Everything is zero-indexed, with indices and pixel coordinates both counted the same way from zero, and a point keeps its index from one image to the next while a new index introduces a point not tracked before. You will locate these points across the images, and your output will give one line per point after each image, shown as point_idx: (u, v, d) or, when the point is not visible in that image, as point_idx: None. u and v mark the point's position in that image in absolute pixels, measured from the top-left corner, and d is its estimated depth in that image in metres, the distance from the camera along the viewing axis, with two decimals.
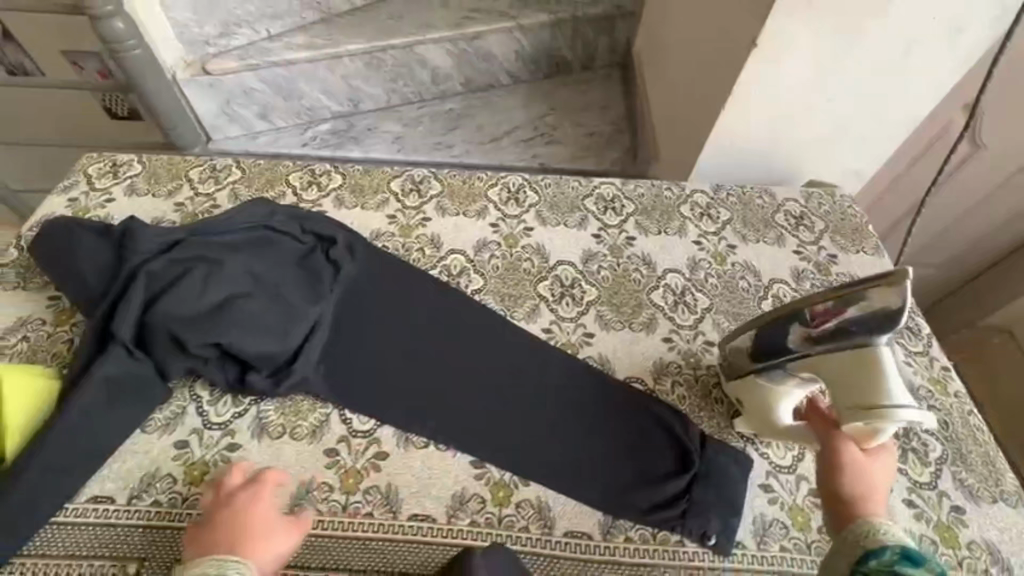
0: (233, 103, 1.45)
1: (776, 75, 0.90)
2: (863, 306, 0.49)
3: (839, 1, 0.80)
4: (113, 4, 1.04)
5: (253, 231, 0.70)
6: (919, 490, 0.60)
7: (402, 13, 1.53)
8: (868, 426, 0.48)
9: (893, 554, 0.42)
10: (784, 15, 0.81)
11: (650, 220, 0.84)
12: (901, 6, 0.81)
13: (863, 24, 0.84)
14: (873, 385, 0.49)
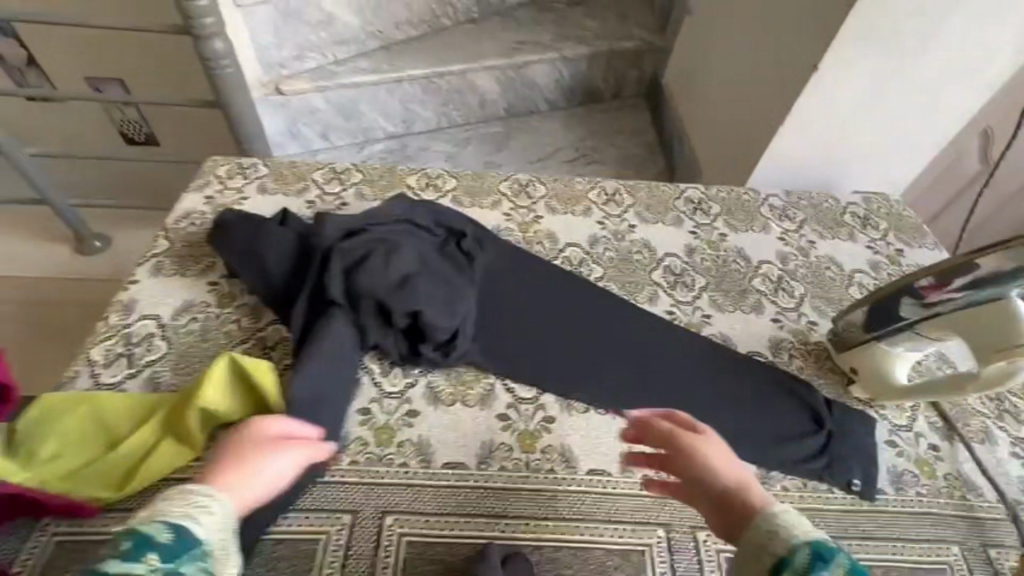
0: (298, 122, 1.52)
1: (835, 90, 1.01)
2: (987, 267, 0.57)
3: (897, 28, 0.92)
4: (218, 25, 1.11)
5: (406, 220, 0.74)
6: (1020, 443, 0.67)
7: (455, 43, 1.64)
8: (1010, 364, 0.57)
9: (803, 556, 0.39)
10: (846, 42, 0.93)
11: (736, 219, 0.93)
12: (948, 34, 0.94)
13: (913, 49, 0.96)
14: (1007, 330, 0.56)
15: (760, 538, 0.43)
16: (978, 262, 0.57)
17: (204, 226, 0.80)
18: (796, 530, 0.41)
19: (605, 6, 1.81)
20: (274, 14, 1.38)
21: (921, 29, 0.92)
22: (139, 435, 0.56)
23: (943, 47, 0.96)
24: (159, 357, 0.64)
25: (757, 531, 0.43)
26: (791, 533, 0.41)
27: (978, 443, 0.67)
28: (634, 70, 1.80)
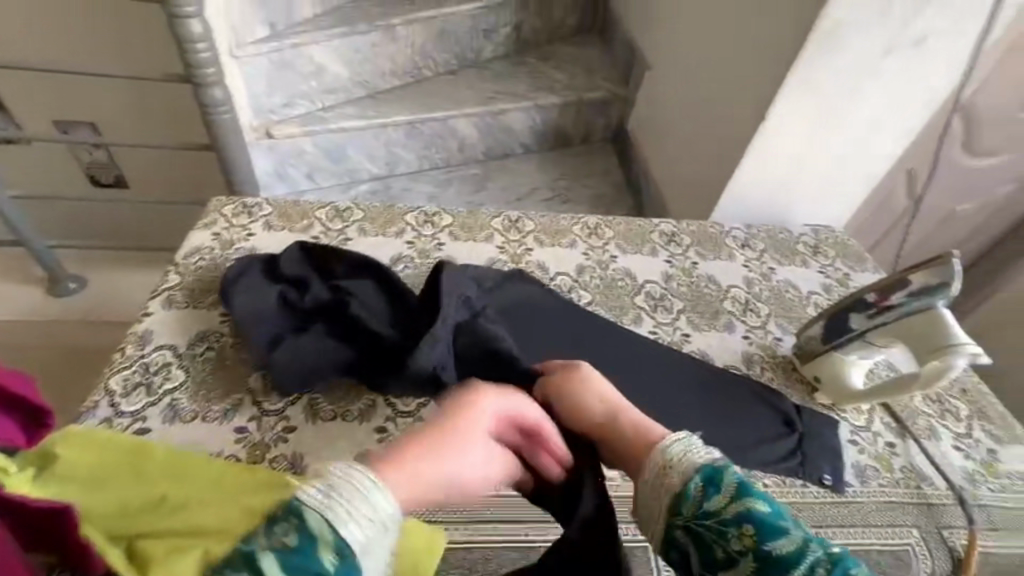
0: (285, 164, 1.57)
1: (790, 118, 1.13)
2: (923, 281, 0.68)
3: (840, 64, 1.05)
4: (217, 75, 1.17)
5: (466, 296, 0.76)
6: (960, 437, 0.77)
7: (436, 92, 1.76)
8: (942, 363, 0.66)
9: (697, 487, 0.47)
10: (792, 85, 1.07)
11: (705, 249, 1.04)
12: (879, 77, 1.08)
13: (851, 90, 1.09)
14: (939, 334, 0.67)
15: (656, 476, 0.50)
16: (910, 278, 0.69)
17: (212, 261, 0.83)
18: (686, 461, 0.49)
19: (574, 60, 1.98)
20: (267, 64, 1.46)
21: (852, 81, 1.08)
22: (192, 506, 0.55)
23: (877, 88, 1.10)
24: (177, 385, 0.67)
25: (650, 465, 0.51)
26: (684, 465, 0.49)
27: (926, 439, 0.76)
28: (602, 117, 1.95)
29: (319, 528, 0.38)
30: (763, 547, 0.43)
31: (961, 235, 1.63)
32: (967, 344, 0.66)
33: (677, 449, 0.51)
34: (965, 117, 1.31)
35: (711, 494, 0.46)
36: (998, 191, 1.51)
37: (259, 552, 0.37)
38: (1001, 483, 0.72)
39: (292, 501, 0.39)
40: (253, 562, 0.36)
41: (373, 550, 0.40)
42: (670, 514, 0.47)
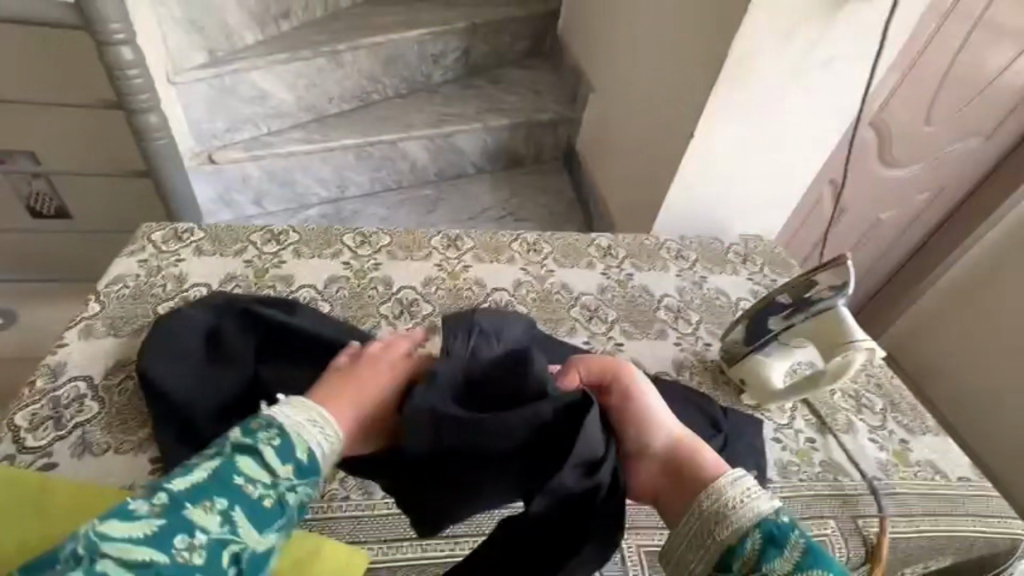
0: (230, 191, 1.56)
1: (715, 136, 1.21)
2: (822, 284, 0.73)
3: (755, 85, 1.13)
4: (152, 101, 1.16)
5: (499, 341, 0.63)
6: (876, 430, 0.82)
7: (385, 115, 1.78)
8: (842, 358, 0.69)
9: (755, 542, 0.49)
10: (714, 103, 1.15)
11: (641, 261, 1.07)
12: (795, 97, 1.15)
13: (769, 109, 1.17)
14: (838, 332, 0.71)
15: (706, 520, 0.51)
16: (816, 279, 0.74)
17: (137, 288, 0.81)
18: (744, 514, 0.50)
19: (522, 83, 2.03)
20: (206, 90, 1.45)
21: (768, 100, 1.16)
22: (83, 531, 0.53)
23: (793, 107, 1.17)
24: (89, 417, 0.65)
25: (705, 508, 0.52)
26: (740, 516, 0.50)
27: (844, 434, 0.80)
28: (551, 138, 2.01)
29: (297, 434, 0.50)
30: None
31: (887, 241, 1.74)
32: (864, 339, 0.70)
33: (734, 496, 0.52)
34: (879, 131, 1.41)
35: (771, 555, 0.48)
36: (916, 198, 1.62)
37: (247, 448, 0.49)
38: (912, 471, 0.76)
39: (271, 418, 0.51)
40: (247, 452, 0.48)
41: (327, 459, 0.52)
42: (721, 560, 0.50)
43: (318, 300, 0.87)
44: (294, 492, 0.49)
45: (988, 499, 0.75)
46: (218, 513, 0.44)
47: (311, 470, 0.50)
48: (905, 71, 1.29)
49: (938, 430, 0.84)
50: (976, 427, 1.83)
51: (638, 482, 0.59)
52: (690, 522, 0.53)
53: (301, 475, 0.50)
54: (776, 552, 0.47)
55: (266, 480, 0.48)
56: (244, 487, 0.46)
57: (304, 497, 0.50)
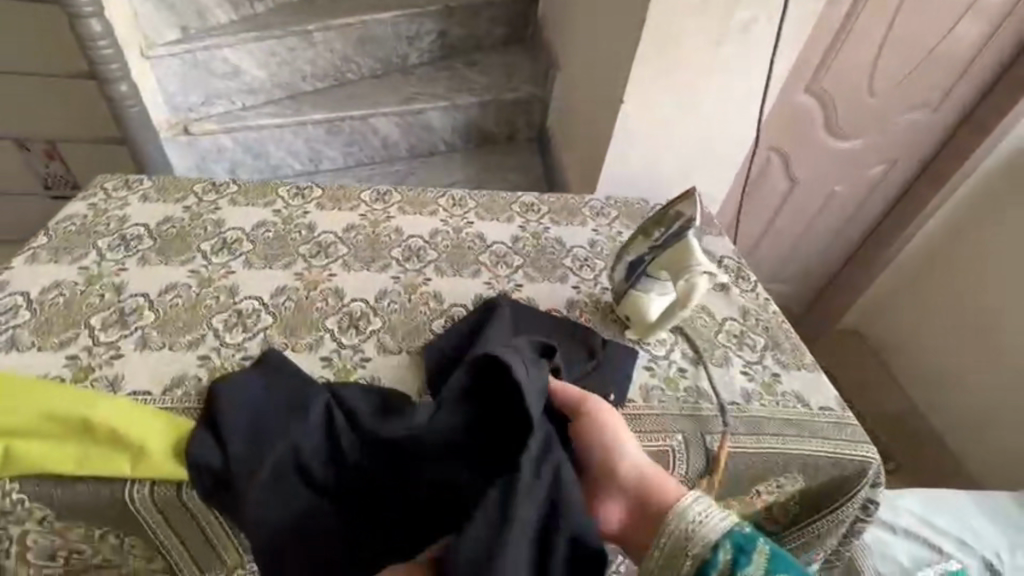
0: (206, 160, 1.67)
1: (642, 102, 1.25)
2: (674, 218, 0.79)
3: (674, 50, 1.17)
4: (122, 71, 1.32)
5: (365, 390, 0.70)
6: (750, 365, 0.86)
7: (359, 94, 1.83)
8: (686, 284, 0.75)
9: (728, 555, 0.54)
10: (638, 69, 1.19)
11: (561, 216, 1.13)
12: (715, 60, 1.19)
13: (693, 72, 1.21)
14: (685, 261, 0.76)
15: (677, 539, 0.57)
16: (673, 213, 0.80)
17: (83, 225, 0.92)
18: (709, 530, 0.56)
19: (498, 65, 2.03)
20: (180, 65, 1.57)
21: (691, 67, 1.20)
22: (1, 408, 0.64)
23: (715, 71, 1.21)
24: (22, 322, 0.76)
25: (679, 527, 0.57)
26: (707, 530, 0.56)
27: (717, 366, 0.85)
28: (526, 116, 2.00)
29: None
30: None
31: (846, 214, 1.74)
32: (706, 266, 0.75)
33: (697, 512, 0.57)
34: (819, 100, 1.44)
35: (744, 562, 0.53)
36: (870, 171, 1.63)
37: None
38: (773, 399, 0.82)
39: None
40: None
41: None
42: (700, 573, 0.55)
43: (243, 240, 0.94)
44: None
45: (843, 426, 0.80)
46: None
47: None
48: (836, 39, 1.32)
49: (814, 367, 0.88)
50: (936, 402, 1.83)
51: (605, 514, 0.63)
52: (664, 543, 0.57)
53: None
54: (748, 558, 0.53)
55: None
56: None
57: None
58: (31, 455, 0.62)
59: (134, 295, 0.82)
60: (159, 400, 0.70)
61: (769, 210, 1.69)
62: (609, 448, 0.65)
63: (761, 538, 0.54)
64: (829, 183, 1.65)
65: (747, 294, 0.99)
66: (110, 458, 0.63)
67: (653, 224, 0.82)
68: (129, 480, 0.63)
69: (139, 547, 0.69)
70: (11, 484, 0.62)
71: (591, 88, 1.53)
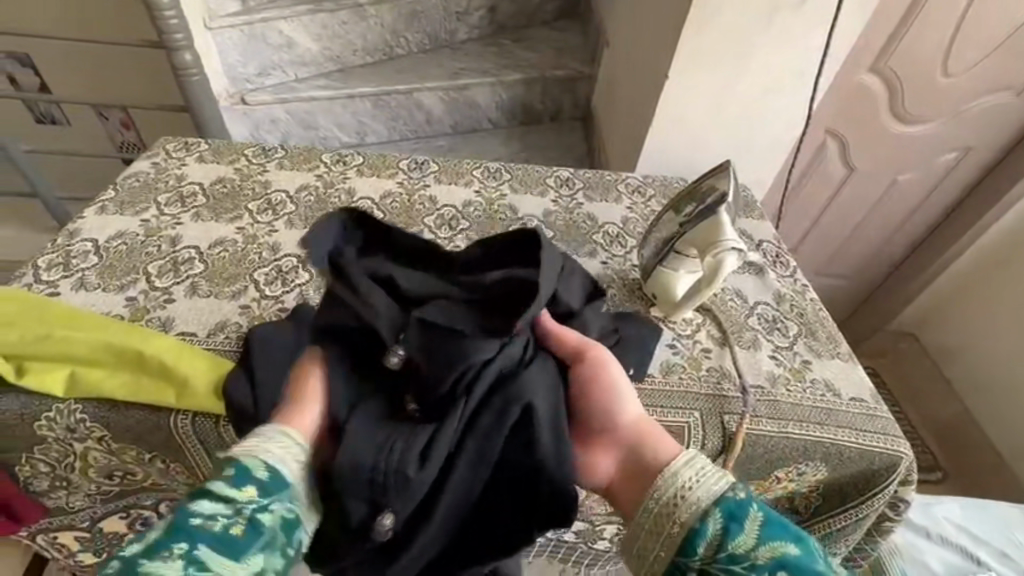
0: (261, 130, 1.75)
1: (689, 78, 1.20)
2: (706, 193, 0.77)
3: (725, 24, 1.12)
4: (185, 41, 1.40)
5: None
6: (780, 350, 0.84)
7: (405, 68, 1.85)
8: (715, 259, 0.74)
9: (717, 524, 0.47)
10: (685, 44, 1.15)
11: (595, 193, 1.11)
12: (768, 35, 1.14)
13: (744, 47, 1.16)
14: (716, 236, 0.74)
15: (664, 505, 0.50)
16: (701, 191, 0.78)
17: (145, 182, 0.99)
18: (699, 495, 0.49)
19: (546, 42, 2.00)
20: (239, 37, 1.64)
21: (743, 41, 1.15)
22: (66, 342, 0.71)
23: (766, 48, 1.16)
24: (90, 266, 0.84)
25: (665, 496, 0.50)
26: (699, 496, 0.49)
27: (744, 348, 0.83)
28: (569, 95, 1.97)
29: (251, 458, 0.49)
30: None
31: (908, 206, 1.63)
32: (734, 244, 0.74)
33: (689, 478, 0.51)
34: (884, 80, 1.35)
35: (734, 531, 0.46)
36: (938, 159, 1.51)
37: (203, 483, 0.47)
38: (802, 385, 0.79)
39: (231, 458, 0.50)
40: (199, 490, 0.46)
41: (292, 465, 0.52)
42: (686, 550, 0.48)
43: (287, 202, 0.99)
44: (267, 513, 0.48)
45: (873, 418, 0.77)
46: (180, 558, 0.42)
47: (278, 483, 0.49)
48: (905, 16, 1.23)
49: (849, 358, 0.85)
50: (996, 416, 1.69)
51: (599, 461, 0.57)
52: (649, 514, 0.51)
53: (269, 496, 0.48)
54: (740, 526, 0.46)
55: (229, 512, 0.46)
56: (206, 525, 0.44)
57: (285, 514, 0.49)
58: (92, 379, 0.69)
59: (188, 247, 0.88)
60: (203, 341, 0.76)
61: (821, 198, 1.61)
62: (606, 398, 0.60)
63: (754, 502, 0.48)
64: (890, 172, 1.54)
65: (783, 279, 0.95)
66: (158, 390, 0.69)
67: (684, 196, 0.80)
68: (175, 410, 0.70)
69: (184, 473, 0.76)
70: (77, 406, 0.70)
71: (639, 61, 1.49)
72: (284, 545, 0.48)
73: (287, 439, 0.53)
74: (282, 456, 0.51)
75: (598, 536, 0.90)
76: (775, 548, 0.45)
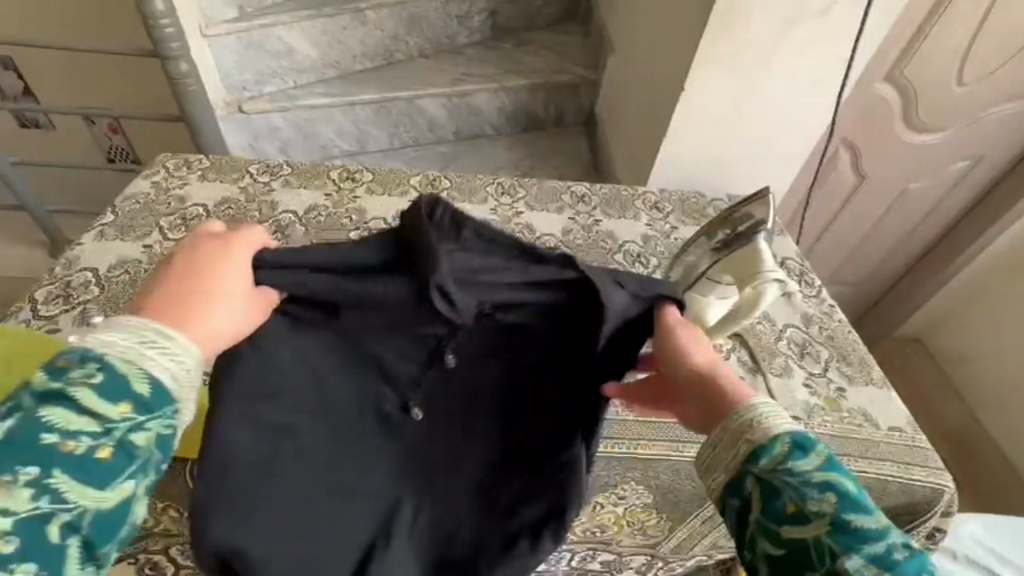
0: (260, 139, 1.70)
1: (705, 88, 1.18)
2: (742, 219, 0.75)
3: (744, 33, 1.10)
4: (180, 50, 1.35)
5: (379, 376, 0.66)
6: (812, 377, 0.81)
7: (407, 74, 1.81)
8: (754, 290, 0.70)
9: (783, 447, 0.49)
10: (703, 54, 1.12)
11: (612, 209, 1.08)
12: (788, 45, 1.11)
13: (763, 56, 1.13)
14: (755, 264, 0.70)
15: (743, 425, 0.52)
16: (737, 216, 0.76)
17: (146, 203, 0.94)
18: (779, 422, 0.51)
19: (547, 46, 1.95)
20: (237, 44, 1.59)
21: (763, 50, 1.12)
22: None
23: (785, 57, 1.13)
24: (92, 298, 0.80)
25: (739, 422, 0.52)
26: (770, 425, 0.51)
27: (777, 376, 0.81)
28: (573, 100, 1.92)
29: (128, 369, 0.44)
30: (840, 514, 0.45)
31: (918, 213, 1.62)
32: (774, 272, 0.70)
33: (763, 412, 0.52)
34: (898, 89, 1.33)
35: (794, 457, 0.49)
36: (949, 168, 1.50)
37: (62, 391, 0.42)
38: (838, 415, 0.77)
39: (90, 351, 0.44)
40: (54, 401, 0.41)
41: (181, 385, 0.47)
42: (748, 461, 0.50)
43: (296, 224, 0.95)
44: (141, 433, 0.43)
45: (914, 450, 0.75)
46: (29, 486, 0.39)
47: (159, 403, 0.45)
48: (921, 26, 1.22)
49: (884, 384, 0.82)
50: (1005, 425, 1.68)
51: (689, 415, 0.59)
52: (728, 427, 0.53)
53: (146, 414, 0.44)
54: (802, 454, 0.49)
55: (96, 432, 0.42)
56: (62, 447, 0.40)
57: (162, 432, 0.45)
58: None
59: None
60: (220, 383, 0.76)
61: (832, 205, 1.59)
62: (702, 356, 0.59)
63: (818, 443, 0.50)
64: (902, 180, 1.53)
65: (811, 300, 0.93)
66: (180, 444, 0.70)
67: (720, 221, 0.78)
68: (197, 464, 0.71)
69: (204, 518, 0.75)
70: None
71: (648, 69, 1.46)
72: (160, 460, 0.45)
73: (166, 342, 0.47)
74: (165, 368, 0.46)
75: (626, 568, 0.88)
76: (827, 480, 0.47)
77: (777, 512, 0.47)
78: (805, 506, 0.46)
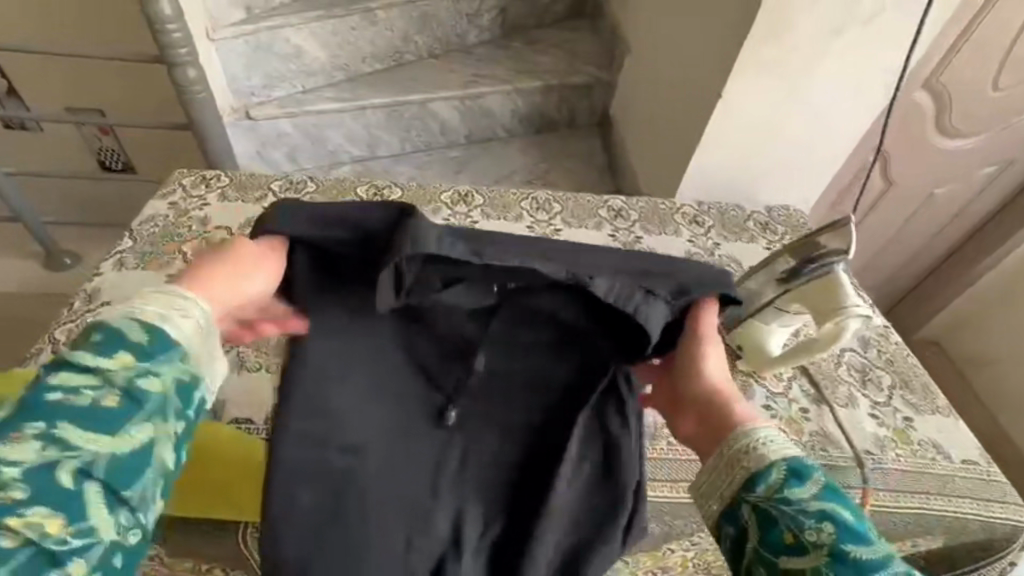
0: (267, 146, 1.64)
1: (743, 96, 1.14)
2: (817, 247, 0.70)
3: (788, 41, 1.05)
4: (188, 55, 1.28)
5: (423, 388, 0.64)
6: (877, 406, 0.78)
7: (418, 76, 1.74)
8: (834, 326, 0.67)
9: (780, 474, 0.44)
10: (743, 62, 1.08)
11: (652, 224, 1.04)
12: (831, 52, 1.07)
13: (805, 63, 1.09)
14: (835, 299, 0.67)
15: (736, 450, 0.47)
16: (812, 244, 0.70)
17: (164, 228, 0.88)
18: (778, 446, 0.46)
19: (560, 44, 1.88)
20: (243, 46, 1.52)
21: (805, 58, 1.08)
22: None
23: (827, 65, 1.09)
24: None
25: (733, 447, 0.48)
26: (767, 450, 0.46)
27: (842, 406, 0.77)
28: (586, 100, 1.86)
29: (124, 321, 0.42)
30: (842, 546, 0.40)
31: (943, 218, 1.60)
32: (857, 307, 0.67)
33: (762, 438, 0.47)
34: (933, 95, 1.30)
35: (793, 484, 0.44)
36: (978, 173, 1.48)
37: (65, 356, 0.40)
38: (910, 449, 0.74)
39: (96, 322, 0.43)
40: (61, 363, 0.40)
41: (185, 335, 0.44)
42: (740, 489, 0.45)
43: None
44: (150, 379, 0.41)
45: (989, 484, 0.73)
46: (38, 440, 0.37)
47: (160, 349, 0.42)
48: (963, 32, 1.18)
49: (950, 412, 0.80)
50: None
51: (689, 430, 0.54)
52: (721, 452, 0.48)
53: (150, 360, 0.42)
54: (801, 481, 0.44)
55: (99, 383, 0.39)
56: (70, 401, 0.38)
57: (177, 381, 0.43)
58: None
59: None
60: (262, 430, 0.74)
61: (859, 211, 1.56)
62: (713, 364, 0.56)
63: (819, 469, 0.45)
64: (930, 186, 1.50)
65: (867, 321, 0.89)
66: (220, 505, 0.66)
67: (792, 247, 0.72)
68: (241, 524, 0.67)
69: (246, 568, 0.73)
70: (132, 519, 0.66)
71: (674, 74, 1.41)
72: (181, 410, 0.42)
73: (179, 300, 0.46)
74: (168, 318, 0.44)
75: None
76: (830, 509, 0.42)
77: (773, 544, 0.42)
78: (805, 538, 0.41)
